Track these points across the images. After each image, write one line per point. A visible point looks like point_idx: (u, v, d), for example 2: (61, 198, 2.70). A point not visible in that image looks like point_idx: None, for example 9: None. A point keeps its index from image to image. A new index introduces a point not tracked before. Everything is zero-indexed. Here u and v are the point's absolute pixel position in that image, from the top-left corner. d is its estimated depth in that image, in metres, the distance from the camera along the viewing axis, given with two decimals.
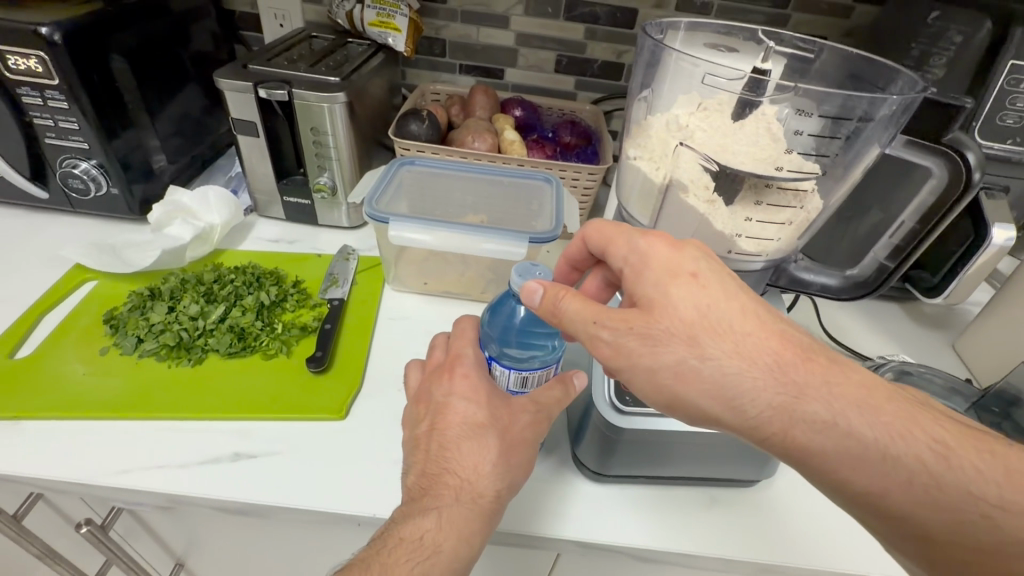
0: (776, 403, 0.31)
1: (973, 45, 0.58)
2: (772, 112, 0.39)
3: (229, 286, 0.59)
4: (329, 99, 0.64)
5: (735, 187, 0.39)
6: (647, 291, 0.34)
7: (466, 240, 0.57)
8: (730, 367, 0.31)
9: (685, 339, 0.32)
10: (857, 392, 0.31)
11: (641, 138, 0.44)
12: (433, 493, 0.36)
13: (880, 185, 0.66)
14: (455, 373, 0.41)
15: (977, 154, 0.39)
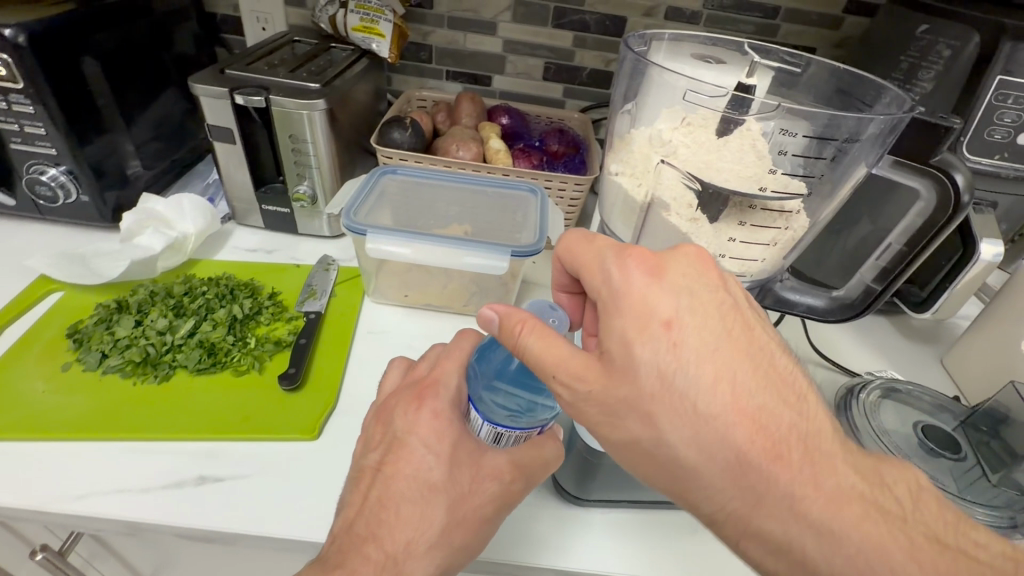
0: (732, 509, 0.29)
1: (962, 60, 0.57)
2: (758, 129, 0.37)
3: (201, 299, 0.56)
4: (308, 107, 0.62)
5: (720, 207, 0.38)
6: (611, 344, 0.30)
7: (446, 252, 0.55)
8: (685, 458, 0.29)
9: (641, 415, 0.30)
10: (817, 512, 0.28)
11: (623, 153, 0.42)
12: (355, 559, 0.35)
13: (869, 199, 0.65)
14: (425, 406, 0.39)
15: (965, 175, 0.38)
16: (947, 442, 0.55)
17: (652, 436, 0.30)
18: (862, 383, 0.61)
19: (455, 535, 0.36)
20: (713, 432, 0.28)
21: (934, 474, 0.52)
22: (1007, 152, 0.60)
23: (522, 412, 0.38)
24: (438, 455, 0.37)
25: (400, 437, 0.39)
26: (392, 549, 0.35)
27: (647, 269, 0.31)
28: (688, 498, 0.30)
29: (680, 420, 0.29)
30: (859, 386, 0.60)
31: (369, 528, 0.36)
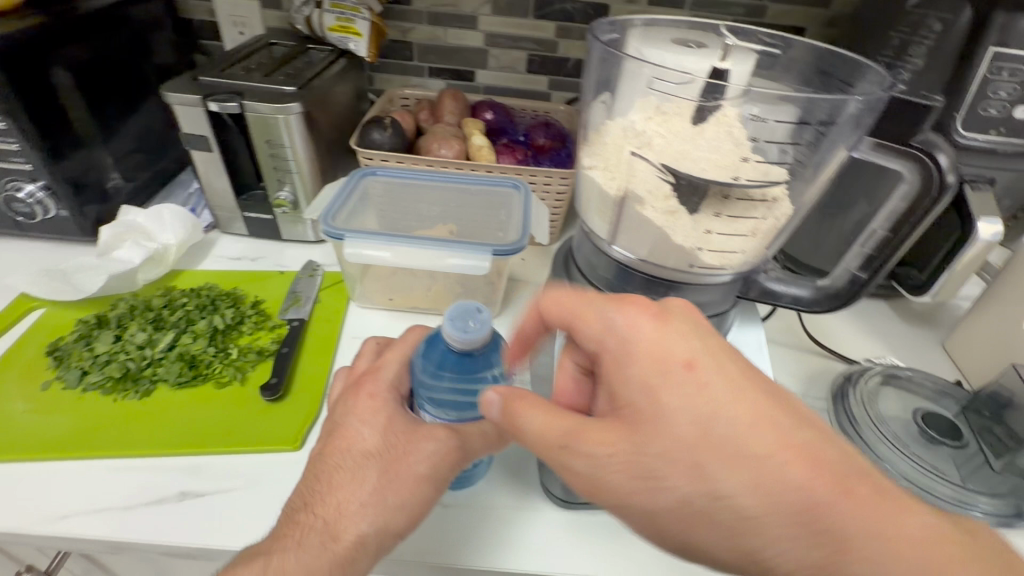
0: (813, 565, 0.28)
1: (954, 34, 0.55)
2: (733, 114, 0.36)
3: (180, 312, 0.56)
4: (283, 110, 0.61)
5: (698, 197, 0.36)
6: (635, 397, 0.32)
7: (425, 254, 0.54)
8: (747, 509, 0.29)
9: (688, 467, 0.30)
10: (916, 555, 0.26)
11: (596, 146, 0.41)
12: (296, 526, 0.37)
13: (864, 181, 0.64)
14: (362, 391, 0.42)
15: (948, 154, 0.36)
16: (947, 429, 0.54)
17: (705, 494, 0.30)
18: (862, 370, 0.60)
19: (388, 495, 0.38)
20: (770, 479, 0.28)
21: (933, 463, 0.51)
22: (1003, 128, 0.57)
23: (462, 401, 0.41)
24: (370, 426, 0.40)
25: (350, 410, 0.42)
26: (324, 513, 0.37)
27: (653, 316, 0.34)
28: (759, 559, 0.29)
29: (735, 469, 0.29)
30: (856, 373, 0.59)
31: (309, 492, 0.39)
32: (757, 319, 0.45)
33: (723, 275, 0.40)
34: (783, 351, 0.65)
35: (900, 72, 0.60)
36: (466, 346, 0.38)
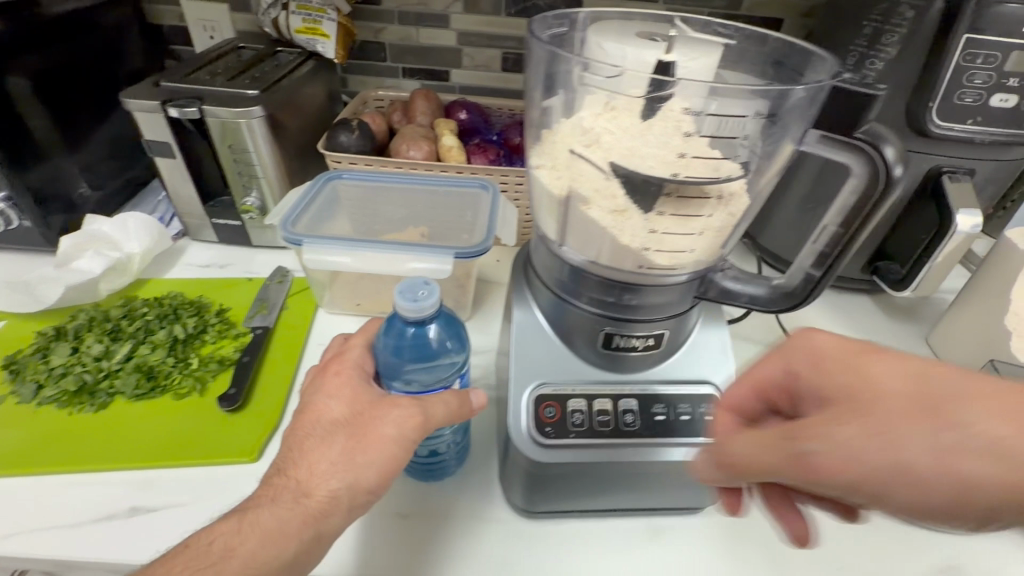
0: None
1: (927, 22, 0.53)
2: (682, 108, 0.35)
3: (140, 322, 0.55)
4: (244, 114, 0.60)
5: (649, 196, 0.35)
6: (844, 380, 0.31)
7: (386, 258, 0.52)
8: (1007, 440, 0.26)
9: (932, 416, 0.28)
10: None
11: (545, 145, 0.39)
12: (268, 489, 0.37)
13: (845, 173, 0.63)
14: (331, 367, 0.42)
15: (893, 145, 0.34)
16: None
17: (964, 444, 0.27)
18: None
19: (356, 461, 0.37)
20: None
21: None
22: (980, 117, 0.55)
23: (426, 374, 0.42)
24: (338, 399, 0.40)
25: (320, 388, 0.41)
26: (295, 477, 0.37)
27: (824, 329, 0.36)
28: None
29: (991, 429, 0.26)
30: None
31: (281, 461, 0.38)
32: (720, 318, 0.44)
33: (679, 275, 0.38)
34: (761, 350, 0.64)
35: (873, 61, 0.58)
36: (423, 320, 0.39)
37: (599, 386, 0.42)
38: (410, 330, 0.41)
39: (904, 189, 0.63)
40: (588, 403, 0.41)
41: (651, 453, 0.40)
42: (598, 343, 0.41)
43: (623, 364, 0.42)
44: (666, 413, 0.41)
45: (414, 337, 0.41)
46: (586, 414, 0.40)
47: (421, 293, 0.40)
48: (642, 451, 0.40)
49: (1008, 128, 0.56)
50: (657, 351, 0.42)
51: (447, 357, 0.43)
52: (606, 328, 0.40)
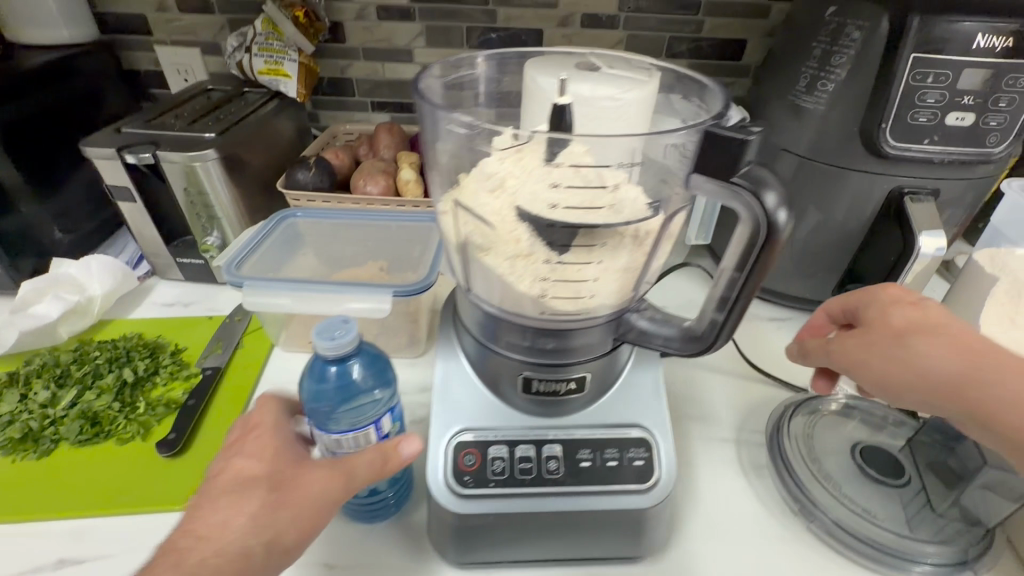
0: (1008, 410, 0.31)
1: (874, 42, 0.52)
2: (582, 150, 0.33)
3: (89, 366, 0.56)
4: (199, 157, 0.61)
5: (559, 238, 0.34)
6: (868, 313, 0.39)
7: (328, 298, 0.52)
8: (943, 365, 0.33)
9: (896, 341, 0.36)
10: None
11: (449, 184, 0.38)
12: (167, 552, 0.31)
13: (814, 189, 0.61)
14: (250, 428, 0.38)
15: (782, 192, 0.27)
16: (888, 466, 0.50)
17: (902, 359, 0.35)
18: (805, 402, 0.56)
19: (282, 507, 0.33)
20: (987, 384, 0.32)
21: (865, 504, 0.47)
22: (936, 135, 0.53)
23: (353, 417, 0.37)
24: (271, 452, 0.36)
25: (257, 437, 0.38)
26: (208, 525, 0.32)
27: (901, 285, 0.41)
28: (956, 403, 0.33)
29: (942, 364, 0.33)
30: (800, 403, 0.55)
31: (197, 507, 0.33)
32: (654, 356, 0.42)
33: (594, 317, 0.37)
34: (726, 381, 0.61)
35: (825, 83, 0.57)
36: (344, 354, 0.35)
37: (523, 432, 0.40)
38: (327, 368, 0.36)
39: (865, 211, 0.61)
40: (510, 450, 0.40)
41: (576, 502, 0.39)
42: (516, 387, 0.40)
43: (547, 408, 0.40)
44: (593, 458, 0.40)
45: (337, 376, 0.36)
46: (507, 462, 0.39)
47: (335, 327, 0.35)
48: (566, 500, 0.39)
49: (967, 146, 0.54)
50: (583, 394, 0.41)
51: (378, 395, 0.38)
52: (524, 372, 0.39)
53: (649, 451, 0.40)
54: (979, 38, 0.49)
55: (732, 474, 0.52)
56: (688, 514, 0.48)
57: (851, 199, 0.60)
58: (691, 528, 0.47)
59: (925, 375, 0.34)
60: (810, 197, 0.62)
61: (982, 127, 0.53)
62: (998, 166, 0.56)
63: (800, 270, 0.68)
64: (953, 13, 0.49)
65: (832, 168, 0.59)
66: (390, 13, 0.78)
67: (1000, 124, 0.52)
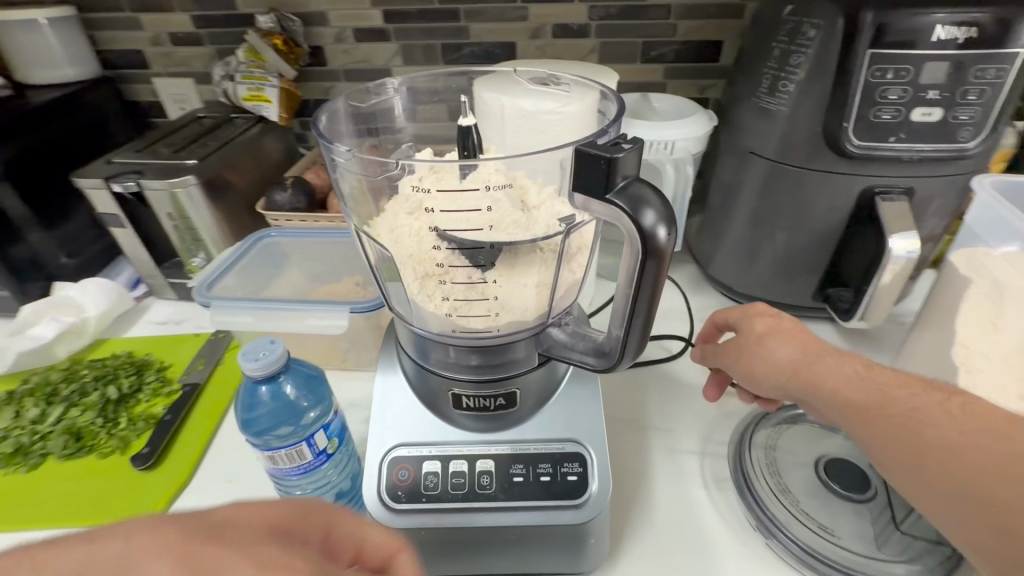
0: (826, 397, 0.39)
1: (831, 40, 0.50)
2: (488, 170, 0.33)
3: (78, 384, 0.60)
4: (180, 184, 0.65)
5: (472, 253, 0.35)
6: (742, 322, 0.49)
7: (289, 315, 0.54)
8: (780, 360, 0.43)
9: (755, 341, 0.46)
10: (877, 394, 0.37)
11: (359, 205, 0.38)
12: None
13: (785, 189, 0.59)
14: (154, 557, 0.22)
15: (661, 208, 0.27)
16: (852, 481, 0.48)
17: (756, 358, 0.45)
18: (768, 415, 0.54)
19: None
20: (811, 367, 0.41)
21: (825, 520, 0.45)
22: (903, 132, 0.51)
23: (291, 432, 0.39)
24: (236, 544, 0.23)
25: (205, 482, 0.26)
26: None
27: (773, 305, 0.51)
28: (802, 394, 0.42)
29: (783, 356, 0.44)
30: (765, 414, 0.54)
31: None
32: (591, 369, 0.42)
33: (514, 333, 0.37)
34: (696, 390, 0.60)
35: (785, 84, 0.55)
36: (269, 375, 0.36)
37: (457, 446, 0.41)
38: (261, 386, 0.38)
39: (838, 214, 0.58)
40: (443, 465, 0.40)
41: (507, 517, 0.39)
42: (449, 403, 0.40)
43: (479, 424, 0.40)
44: (525, 473, 0.40)
45: (270, 396, 0.38)
46: (440, 477, 0.40)
47: (262, 346, 0.37)
48: (497, 515, 0.39)
49: (938, 142, 0.51)
50: (517, 408, 0.40)
51: (313, 414, 0.39)
52: (452, 388, 0.39)
53: (582, 465, 0.40)
54: (939, 30, 0.47)
55: (695, 487, 0.50)
56: (644, 530, 0.47)
57: (822, 201, 0.58)
58: (646, 543, 0.46)
59: (778, 366, 0.44)
60: (780, 200, 0.60)
61: (951, 122, 0.50)
62: (977, 161, 0.54)
63: (778, 275, 0.66)
64: (910, 5, 0.47)
65: (800, 170, 0.57)
66: (366, 35, 0.81)
67: (971, 117, 0.50)
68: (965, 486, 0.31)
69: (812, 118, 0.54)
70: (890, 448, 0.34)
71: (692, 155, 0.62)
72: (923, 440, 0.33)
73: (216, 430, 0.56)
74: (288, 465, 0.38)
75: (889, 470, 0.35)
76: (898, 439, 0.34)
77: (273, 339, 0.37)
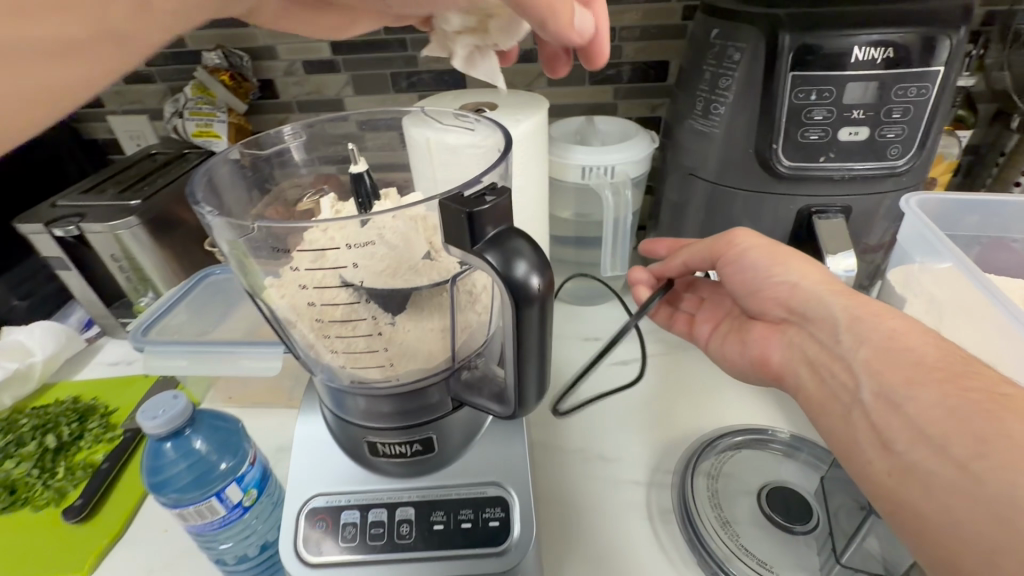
0: (882, 348, 0.36)
1: (756, 62, 0.50)
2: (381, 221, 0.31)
3: (18, 435, 0.59)
4: (121, 225, 0.64)
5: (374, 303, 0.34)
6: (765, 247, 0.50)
7: (226, 358, 0.54)
8: (822, 292, 0.43)
9: (795, 261, 0.46)
10: (938, 366, 0.33)
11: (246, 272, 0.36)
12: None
13: (726, 209, 0.59)
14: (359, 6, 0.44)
15: (533, 257, 0.27)
16: (796, 510, 0.47)
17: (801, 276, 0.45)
18: (717, 444, 0.53)
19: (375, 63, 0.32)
20: (876, 323, 0.38)
21: (764, 554, 0.44)
22: (833, 152, 0.51)
23: (208, 484, 0.38)
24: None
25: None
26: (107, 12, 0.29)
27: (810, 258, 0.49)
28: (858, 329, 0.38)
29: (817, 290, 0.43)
30: (712, 440, 0.53)
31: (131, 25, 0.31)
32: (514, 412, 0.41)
33: (424, 380, 0.36)
34: (648, 416, 0.58)
35: (717, 107, 0.55)
36: (171, 430, 0.35)
37: (377, 494, 0.40)
38: (171, 443, 0.37)
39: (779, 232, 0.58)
40: (362, 515, 0.39)
41: (425, 569, 0.37)
42: (367, 451, 0.39)
43: (399, 468, 0.40)
44: (445, 520, 0.38)
45: (176, 451, 0.38)
46: (358, 527, 0.38)
47: (166, 400, 0.36)
48: (415, 567, 0.37)
49: (868, 161, 0.51)
50: (436, 453, 0.40)
51: (225, 466, 0.39)
52: (368, 437, 0.38)
53: (505, 510, 0.39)
54: (857, 50, 0.47)
55: (639, 520, 0.49)
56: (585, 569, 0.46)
57: (764, 220, 0.57)
58: None
59: (809, 291, 0.43)
60: (722, 219, 0.60)
61: (879, 140, 0.50)
62: (911, 177, 0.53)
63: None
64: (829, 27, 0.47)
65: (738, 191, 0.57)
66: (316, 66, 0.81)
67: (899, 135, 0.50)
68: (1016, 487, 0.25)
69: (746, 138, 0.53)
70: (949, 420, 0.30)
71: (631, 179, 0.62)
72: (986, 429, 0.28)
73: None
74: (200, 521, 0.37)
75: (912, 444, 0.31)
76: (962, 412, 0.29)
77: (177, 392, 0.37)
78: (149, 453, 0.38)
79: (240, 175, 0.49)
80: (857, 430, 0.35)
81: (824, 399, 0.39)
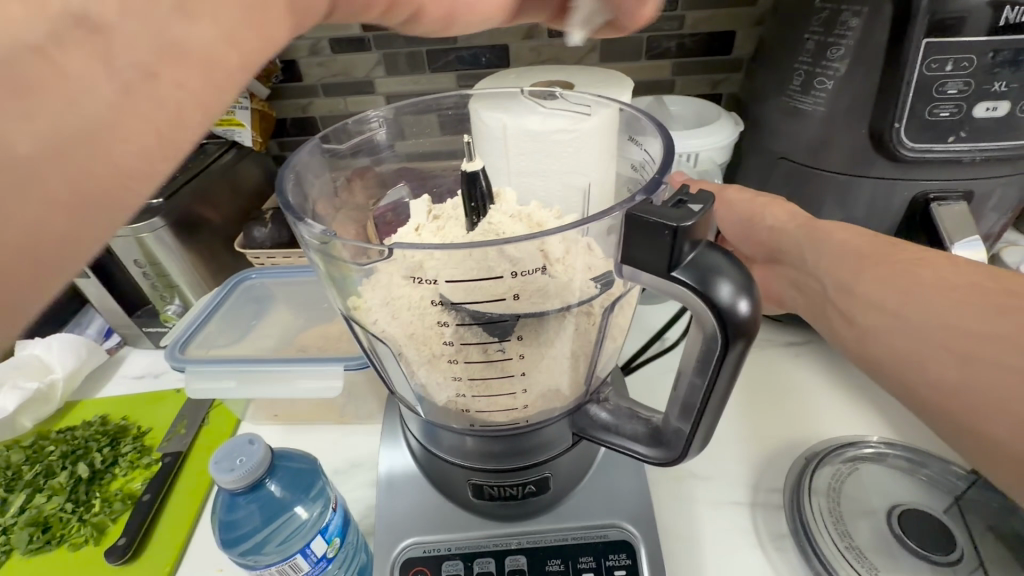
0: (825, 248, 0.41)
1: (877, 29, 0.44)
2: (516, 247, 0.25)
3: (46, 464, 0.54)
4: (145, 228, 0.58)
5: (503, 335, 0.28)
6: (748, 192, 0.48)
7: (279, 377, 0.48)
8: (777, 221, 0.45)
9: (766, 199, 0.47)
10: (853, 245, 0.39)
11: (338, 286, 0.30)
12: None
13: (825, 195, 0.53)
14: None
15: (736, 275, 0.21)
16: (932, 535, 0.42)
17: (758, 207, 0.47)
18: (830, 456, 0.48)
19: None
20: (825, 235, 0.41)
21: None
22: (963, 131, 0.45)
23: (295, 536, 0.33)
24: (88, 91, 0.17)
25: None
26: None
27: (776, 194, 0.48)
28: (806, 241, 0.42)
29: (793, 230, 0.44)
30: (824, 452, 0.48)
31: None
32: None
33: (545, 419, 0.31)
34: (743, 425, 0.53)
35: (822, 81, 0.48)
36: (250, 483, 0.30)
37: (480, 541, 0.34)
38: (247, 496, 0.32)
39: (883, 222, 0.52)
40: (466, 565, 0.33)
41: None
42: (469, 493, 0.34)
43: (504, 511, 0.34)
44: (564, 570, 0.33)
45: (250, 504, 0.33)
46: None
47: (237, 448, 0.31)
48: None
49: (1004, 141, 0.45)
50: (548, 493, 0.34)
51: (307, 514, 0.34)
52: (472, 479, 0.33)
53: (631, 557, 0.33)
54: (1007, 12, 0.40)
55: (750, 548, 0.44)
56: None
57: (859, 210, 0.52)
58: None
59: (779, 230, 0.45)
60: (816, 208, 0.54)
61: (1020, 116, 0.44)
62: None
63: None
64: None
65: (839, 176, 0.51)
66: (344, 45, 0.73)
67: None
68: (933, 318, 0.32)
69: (863, 115, 0.47)
70: (880, 287, 0.35)
71: (717, 165, 0.56)
72: (918, 280, 0.34)
73: (204, 507, 0.49)
74: None
75: (868, 314, 0.36)
76: (893, 278, 0.35)
77: (246, 437, 0.32)
78: (220, 508, 0.33)
79: (323, 169, 0.42)
80: (836, 326, 0.39)
81: (815, 311, 0.42)
